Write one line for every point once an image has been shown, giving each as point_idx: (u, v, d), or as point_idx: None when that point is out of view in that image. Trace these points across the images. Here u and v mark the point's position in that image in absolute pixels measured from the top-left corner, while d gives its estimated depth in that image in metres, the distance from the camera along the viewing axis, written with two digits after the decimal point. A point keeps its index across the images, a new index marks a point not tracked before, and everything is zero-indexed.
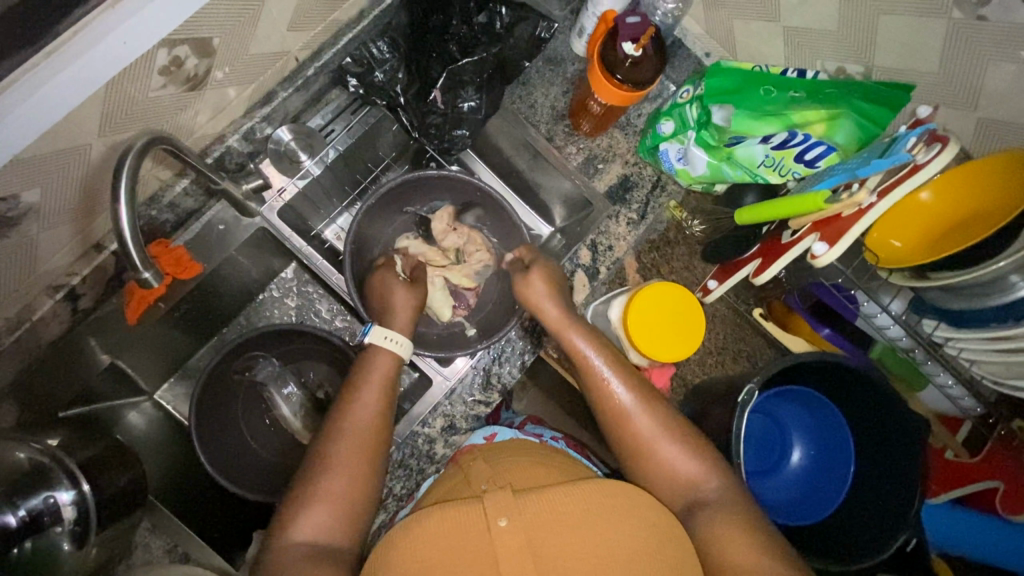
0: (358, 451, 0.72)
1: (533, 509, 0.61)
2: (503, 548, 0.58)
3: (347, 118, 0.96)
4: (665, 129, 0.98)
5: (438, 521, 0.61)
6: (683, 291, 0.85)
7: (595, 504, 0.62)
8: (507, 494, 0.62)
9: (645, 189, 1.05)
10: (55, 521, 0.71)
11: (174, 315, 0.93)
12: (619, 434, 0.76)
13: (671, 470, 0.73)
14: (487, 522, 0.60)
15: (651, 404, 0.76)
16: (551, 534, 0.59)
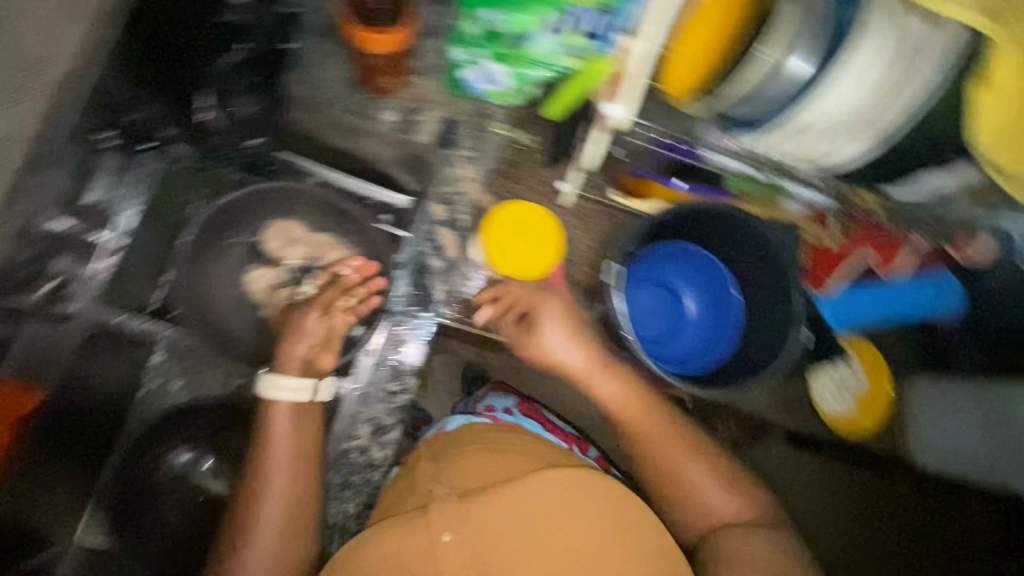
0: (283, 517, 0.71)
1: (476, 525, 0.63)
2: (445, 561, 0.62)
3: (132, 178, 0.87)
4: (458, 55, 0.94)
5: (385, 538, 0.65)
6: (527, 204, 0.85)
7: (544, 497, 0.65)
8: (453, 505, 0.65)
9: (470, 123, 1.03)
10: None
11: (47, 453, 0.82)
12: (638, 423, 0.74)
13: (694, 488, 0.71)
14: (431, 540, 0.63)
15: (669, 430, 0.74)
16: (490, 530, 0.63)
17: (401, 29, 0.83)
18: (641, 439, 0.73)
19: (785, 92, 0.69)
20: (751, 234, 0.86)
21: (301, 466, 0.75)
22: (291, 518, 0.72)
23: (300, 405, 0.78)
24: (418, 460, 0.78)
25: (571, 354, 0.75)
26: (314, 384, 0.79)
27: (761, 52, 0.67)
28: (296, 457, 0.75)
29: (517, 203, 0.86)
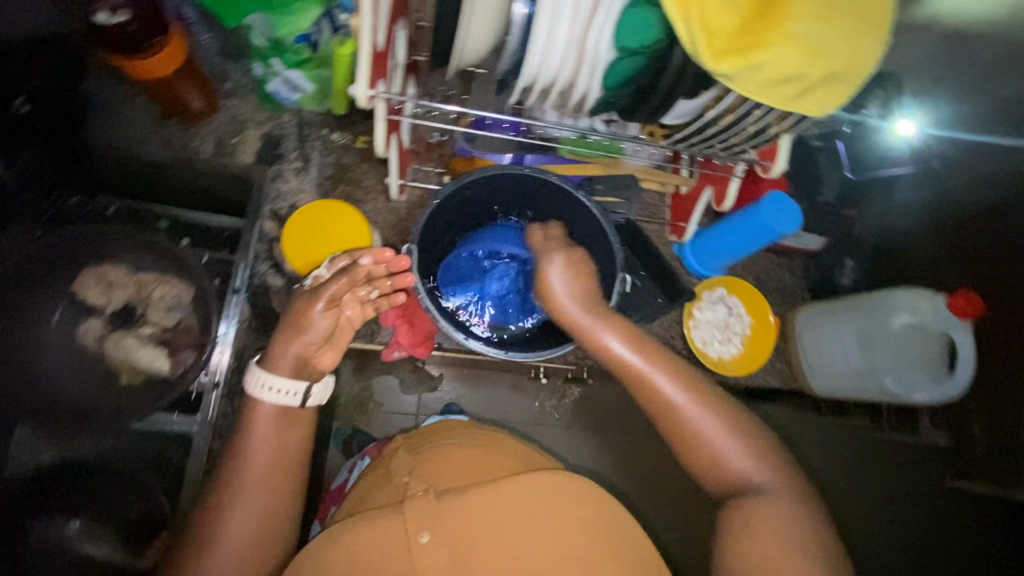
0: (240, 545, 0.69)
1: (455, 522, 0.65)
2: (421, 563, 0.63)
3: None
4: (259, 71, 0.94)
5: (347, 540, 0.65)
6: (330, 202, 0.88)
7: (520, 501, 0.66)
8: (427, 502, 0.65)
9: (293, 136, 1.02)
10: None
11: None
12: (641, 386, 0.70)
13: (706, 452, 0.66)
14: (408, 538, 0.63)
15: (678, 382, 0.68)
16: (467, 536, 0.64)
17: (152, 55, 0.83)
18: (659, 407, 0.68)
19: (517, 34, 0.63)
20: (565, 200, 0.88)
21: (260, 484, 0.71)
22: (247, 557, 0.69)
23: (288, 411, 0.74)
24: (394, 447, 0.81)
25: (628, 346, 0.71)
26: (306, 386, 0.75)
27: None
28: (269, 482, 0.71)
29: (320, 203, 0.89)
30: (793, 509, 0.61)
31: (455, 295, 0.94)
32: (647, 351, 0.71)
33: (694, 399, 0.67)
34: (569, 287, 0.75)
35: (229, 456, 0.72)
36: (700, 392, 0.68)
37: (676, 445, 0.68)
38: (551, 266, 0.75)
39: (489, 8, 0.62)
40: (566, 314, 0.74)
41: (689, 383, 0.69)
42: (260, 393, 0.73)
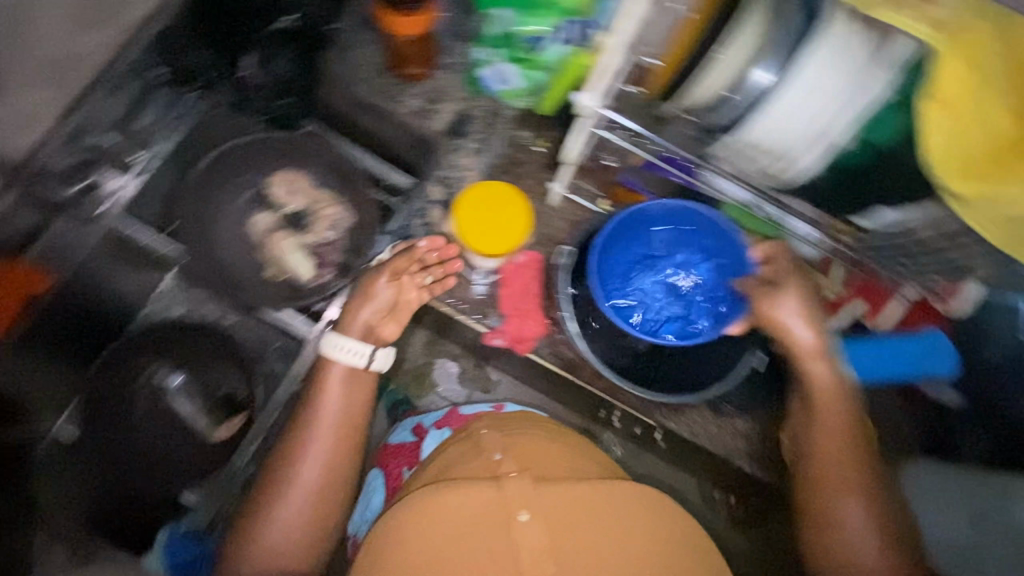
0: (315, 488, 0.78)
1: (558, 514, 0.74)
2: (523, 536, 0.72)
3: (172, 116, 1.01)
4: (479, 55, 1.02)
5: (445, 499, 0.75)
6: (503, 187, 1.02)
7: (606, 505, 0.77)
8: (526, 487, 0.76)
9: (483, 120, 1.10)
10: None
11: (43, 338, 0.94)
12: (813, 431, 0.81)
13: (842, 529, 0.76)
14: (510, 515, 0.74)
15: (853, 461, 0.78)
16: (569, 521, 0.74)
17: (414, 13, 0.92)
18: (829, 470, 0.78)
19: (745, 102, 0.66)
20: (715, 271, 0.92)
21: (336, 434, 0.81)
22: (321, 497, 0.78)
23: (353, 369, 0.85)
24: (480, 425, 0.94)
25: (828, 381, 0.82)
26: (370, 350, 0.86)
27: (715, 54, 0.64)
28: (338, 431, 0.81)
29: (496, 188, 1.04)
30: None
31: (629, 314, 0.94)
32: (836, 409, 0.81)
33: (858, 499, 0.76)
34: (796, 316, 0.82)
35: (308, 403, 0.83)
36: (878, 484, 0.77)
37: (812, 509, 0.78)
38: (788, 296, 0.83)
39: (732, 66, 0.65)
40: (787, 332, 0.83)
41: (865, 468, 0.78)
42: (332, 352, 0.85)
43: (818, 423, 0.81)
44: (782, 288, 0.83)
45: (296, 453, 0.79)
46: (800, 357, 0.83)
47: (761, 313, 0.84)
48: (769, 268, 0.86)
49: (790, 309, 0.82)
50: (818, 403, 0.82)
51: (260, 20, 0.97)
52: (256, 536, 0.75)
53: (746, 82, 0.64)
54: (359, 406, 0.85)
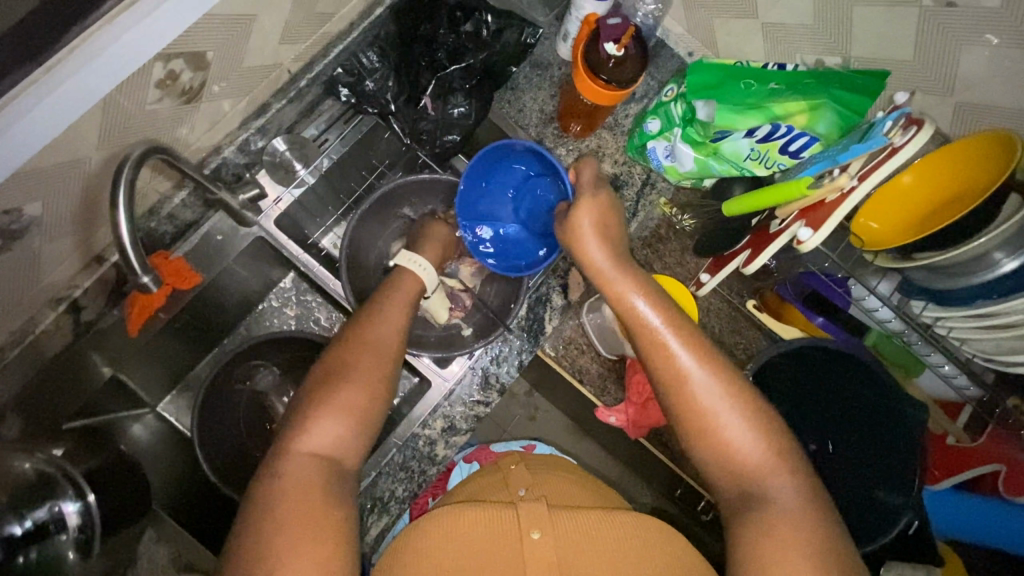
0: (361, 396, 0.70)
1: (569, 527, 0.67)
2: (533, 558, 0.63)
3: (340, 127, 0.98)
4: (652, 127, 0.99)
5: (458, 517, 0.69)
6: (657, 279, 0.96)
7: (625, 535, 0.68)
8: (541, 511, 0.69)
9: (636, 187, 1.06)
10: (60, 528, 0.71)
11: (174, 326, 0.93)
12: (694, 423, 0.67)
13: (725, 449, 0.66)
14: (520, 532, 0.66)
15: (783, 445, 0.66)
16: (580, 545, 0.65)
17: (609, 86, 0.85)
18: (690, 394, 0.68)
19: (982, 284, 0.70)
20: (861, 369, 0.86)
21: (376, 350, 0.74)
22: (374, 402, 0.70)
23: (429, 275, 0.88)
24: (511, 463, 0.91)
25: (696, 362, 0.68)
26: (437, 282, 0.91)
27: (976, 241, 0.67)
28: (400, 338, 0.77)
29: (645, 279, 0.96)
30: (802, 540, 0.59)
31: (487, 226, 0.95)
32: (710, 363, 0.68)
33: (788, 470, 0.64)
34: (585, 233, 0.79)
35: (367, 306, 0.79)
36: (733, 398, 0.67)
37: (686, 426, 0.68)
38: (581, 210, 0.80)
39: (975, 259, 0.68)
40: (630, 305, 0.74)
41: (743, 396, 0.68)
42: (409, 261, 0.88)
43: (688, 384, 0.68)
44: (578, 203, 0.80)
45: (334, 359, 0.72)
46: (623, 314, 0.74)
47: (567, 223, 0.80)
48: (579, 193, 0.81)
49: (584, 215, 0.79)
50: (642, 338, 0.72)
51: (445, 54, 0.97)
52: (312, 423, 0.67)
53: (994, 269, 0.68)
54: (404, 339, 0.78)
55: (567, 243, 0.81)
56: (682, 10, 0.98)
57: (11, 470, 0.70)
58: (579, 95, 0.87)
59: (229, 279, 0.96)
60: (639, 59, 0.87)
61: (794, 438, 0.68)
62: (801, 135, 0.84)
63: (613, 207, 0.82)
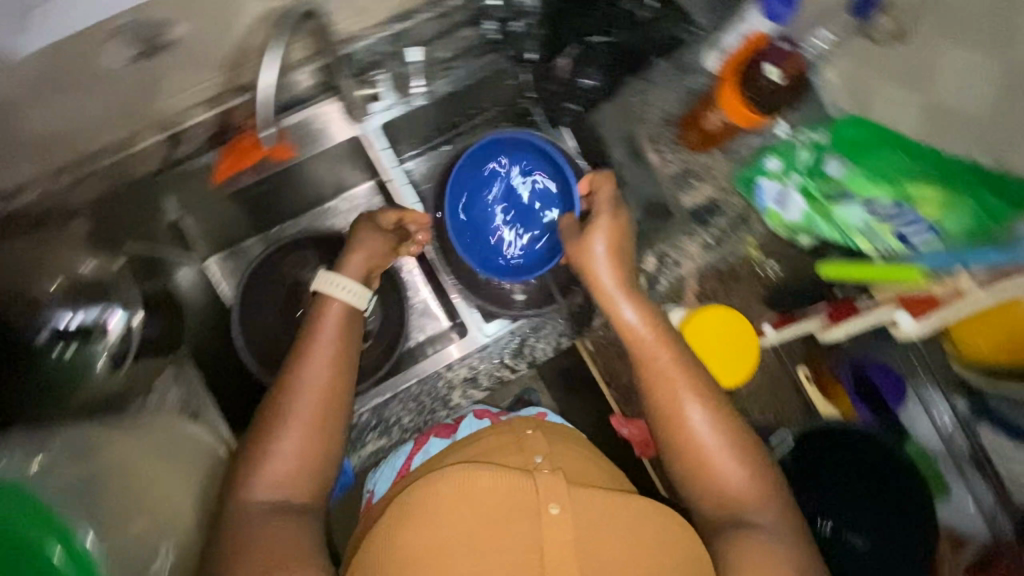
0: (323, 377, 0.69)
1: (586, 505, 0.63)
2: (552, 531, 0.61)
3: (469, 60, 0.95)
4: (771, 165, 0.98)
5: (467, 481, 0.65)
6: (731, 311, 0.86)
7: (633, 527, 0.64)
8: (561, 484, 0.64)
9: (729, 218, 1.03)
10: (100, 335, 0.84)
11: (253, 192, 0.94)
12: (675, 428, 0.72)
13: (717, 480, 0.70)
14: (538, 505, 0.62)
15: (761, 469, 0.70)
16: (597, 532, 0.61)
17: (763, 114, 0.84)
18: (688, 428, 0.72)
19: None
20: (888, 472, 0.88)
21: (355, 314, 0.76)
22: (338, 379, 0.70)
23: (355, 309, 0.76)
24: (525, 424, 0.84)
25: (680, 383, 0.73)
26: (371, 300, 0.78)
27: None
28: (335, 366, 0.70)
29: (719, 307, 0.86)
30: (787, 564, 0.62)
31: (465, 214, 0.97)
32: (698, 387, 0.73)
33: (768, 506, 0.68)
34: (610, 253, 0.81)
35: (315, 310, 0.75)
36: (728, 443, 0.70)
37: (665, 430, 0.73)
38: (600, 228, 0.82)
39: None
40: (620, 318, 0.78)
41: (741, 441, 0.71)
42: (334, 286, 0.75)
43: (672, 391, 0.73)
44: (596, 223, 0.82)
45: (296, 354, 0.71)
46: (626, 339, 0.78)
47: (581, 240, 0.82)
48: (596, 208, 0.84)
49: (597, 237, 0.81)
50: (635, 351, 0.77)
51: (596, 22, 0.97)
52: (255, 476, 0.65)
53: None
54: (356, 335, 0.75)
55: (572, 257, 0.83)
56: (848, 61, 0.92)
57: None
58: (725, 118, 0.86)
59: (318, 166, 0.96)
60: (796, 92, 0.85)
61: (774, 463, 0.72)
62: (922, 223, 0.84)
63: (624, 229, 0.83)
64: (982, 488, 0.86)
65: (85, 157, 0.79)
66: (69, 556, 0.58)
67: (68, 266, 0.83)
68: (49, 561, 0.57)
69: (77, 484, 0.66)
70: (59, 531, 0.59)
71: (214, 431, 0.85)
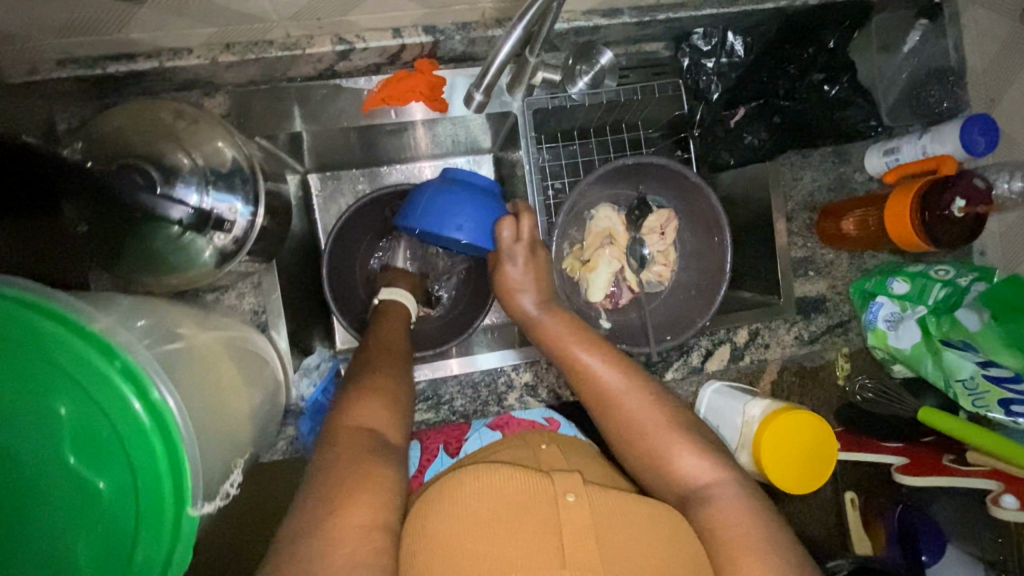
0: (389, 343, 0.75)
1: (605, 498, 0.53)
2: (573, 525, 0.50)
3: (644, 75, 0.93)
4: (896, 286, 0.93)
5: (488, 473, 0.54)
6: (821, 421, 0.81)
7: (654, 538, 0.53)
8: (577, 477, 0.55)
9: (830, 320, 1.00)
10: (221, 228, 0.70)
11: (389, 130, 0.90)
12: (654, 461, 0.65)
13: (670, 464, 0.64)
14: (555, 493, 0.52)
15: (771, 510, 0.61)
16: (619, 530, 0.51)
17: (936, 241, 0.84)
18: (620, 412, 0.67)
19: None
20: None
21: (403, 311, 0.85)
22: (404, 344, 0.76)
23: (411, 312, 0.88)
24: (537, 438, 0.75)
25: (642, 412, 0.67)
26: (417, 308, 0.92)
27: None
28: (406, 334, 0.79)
29: (811, 413, 0.82)
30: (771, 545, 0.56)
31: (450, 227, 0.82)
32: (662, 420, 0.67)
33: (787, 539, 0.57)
34: (523, 283, 0.77)
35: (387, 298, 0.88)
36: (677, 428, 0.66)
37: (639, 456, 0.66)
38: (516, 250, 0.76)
39: None
40: (568, 354, 0.72)
41: (676, 419, 0.67)
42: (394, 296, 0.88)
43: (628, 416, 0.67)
44: (510, 251, 0.76)
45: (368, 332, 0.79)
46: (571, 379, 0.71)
47: (497, 275, 0.77)
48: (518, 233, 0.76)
49: (510, 266, 0.76)
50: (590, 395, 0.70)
51: (792, 85, 0.91)
52: (367, 397, 0.62)
53: None
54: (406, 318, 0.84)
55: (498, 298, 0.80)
56: (1016, 217, 0.90)
57: (216, 151, 0.70)
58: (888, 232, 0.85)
59: (459, 125, 0.92)
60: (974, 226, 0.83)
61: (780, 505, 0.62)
62: None
63: (543, 260, 0.78)
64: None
65: (255, 43, 0.75)
66: (171, 448, 0.46)
67: (201, 142, 0.70)
68: (155, 445, 0.46)
69: (175, 365, 0.58)
70: (158, 417, 0.46)
71: (274, 350, 0.84)
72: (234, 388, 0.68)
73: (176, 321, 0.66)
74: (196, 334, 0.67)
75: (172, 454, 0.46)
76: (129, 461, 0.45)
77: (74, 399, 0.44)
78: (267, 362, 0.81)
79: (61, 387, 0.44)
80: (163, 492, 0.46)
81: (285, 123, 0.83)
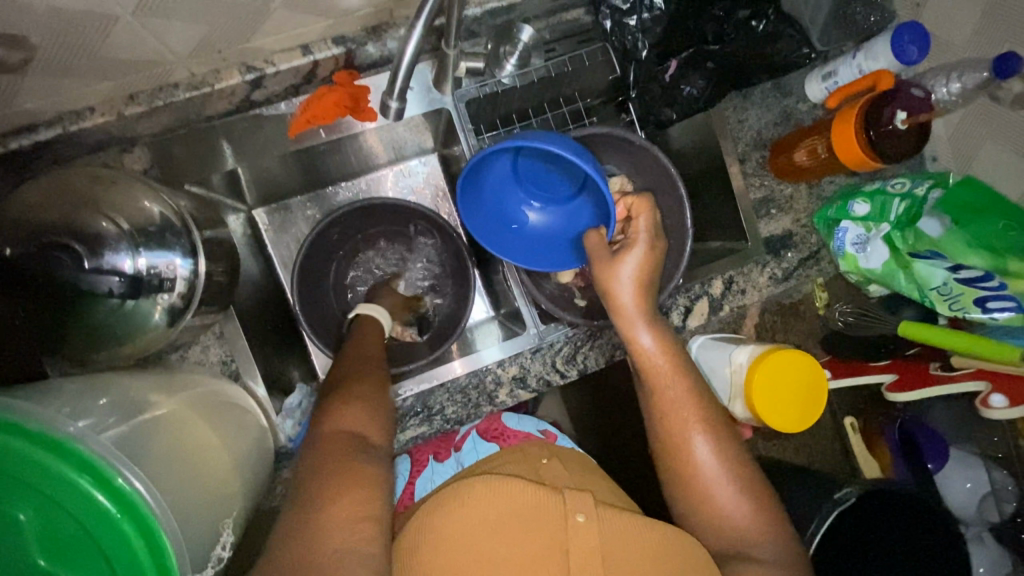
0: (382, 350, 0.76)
1: (610, 519, 0.57)
2: (582, 545, 0.54)
3: (571, 46, 0.91)
4: (858, 209, 0.92)
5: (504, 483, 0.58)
6: (809, 357, 0.82)
7: (654, 548, 0.57)
8: (586, 495, 0.58)
9: (801, 254, 0.99)
10: (167, 286, 0.68)
11: (322, 149, 0.87)
12: (694, 487, 0.66)
13: (707, 495, 0.66)
14: (564, 513, 0.56)
15: (772, 521, 0.65)
16: (627, 547, 0.55)
17: (886, 159, 0.84)
18: (690, 447, 0.67)
19: None
20: (942, 539, 0.80)
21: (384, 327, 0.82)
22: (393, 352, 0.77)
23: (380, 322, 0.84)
24: (534, 448, 0.77)
25: (713, 443, 0.67)
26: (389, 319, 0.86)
27: None
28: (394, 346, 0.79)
29: (797, 351, 0.82)
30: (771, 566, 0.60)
31: (516, 215, 0.85)
32: (727, 451, 0.67)
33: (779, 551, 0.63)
34: (637, 277, 0.72)
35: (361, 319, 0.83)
36: (728, 464, 0.66)
37: (677, 484, 0.67)
38: (628, 256, 0.72)
39: None
40: (655, 343, 0.71)
41: (725, 458, 0.66)
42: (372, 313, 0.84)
43: (698, 450, 0.67)
44: (629, 247, 0.73)
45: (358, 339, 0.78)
46: (648, 377, 0.71)
47: (612, 263, 0.72)
48: (631, 234, 0.74)
49: (630, 260, 0.72)
50: (668, 407, 0.69)
51: (717, 28, 0.89)
52: (342, 410, 0.61)
53: None
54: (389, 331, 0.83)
55: (594, 278, 0.73)
56: (959, 117, 0.91)
57: (140, 207, 0.67)
58: (837, 155, 0.84)
59: (392, 131, 0.89)
60: (920, 137, 0.83)
61: (785, 516, 0.67)
62: (1012, 299, 0.80)
63: (656, 261, 0.74)
64: (992, 551, 0.84)
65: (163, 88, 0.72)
66: (146, 529, 0.45)
67: (122, 204, 0.66)
68: (127, 531, 0.44)
69: (137, 440, 0.55)
70: (125, 501, 0.44)
71: (253, 399, 0.82)
72: (221, 452, 0.67)
73: (138, 390, 0.64)
74: (168, 400, 0.66)
75: (147, 536, 0.45)
76: (104, 552, 0.44)
77: (35, 503, 0.43)
78: (248, 410, 0.79)
79: (17, 493, 0.43)
80: (145, 572, 0.45)
81: (214, 163, 0.80)
